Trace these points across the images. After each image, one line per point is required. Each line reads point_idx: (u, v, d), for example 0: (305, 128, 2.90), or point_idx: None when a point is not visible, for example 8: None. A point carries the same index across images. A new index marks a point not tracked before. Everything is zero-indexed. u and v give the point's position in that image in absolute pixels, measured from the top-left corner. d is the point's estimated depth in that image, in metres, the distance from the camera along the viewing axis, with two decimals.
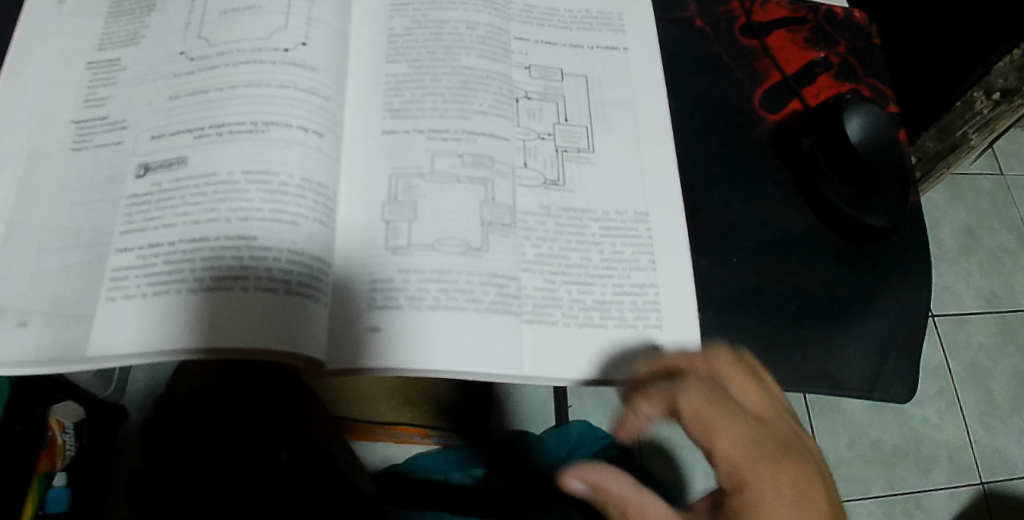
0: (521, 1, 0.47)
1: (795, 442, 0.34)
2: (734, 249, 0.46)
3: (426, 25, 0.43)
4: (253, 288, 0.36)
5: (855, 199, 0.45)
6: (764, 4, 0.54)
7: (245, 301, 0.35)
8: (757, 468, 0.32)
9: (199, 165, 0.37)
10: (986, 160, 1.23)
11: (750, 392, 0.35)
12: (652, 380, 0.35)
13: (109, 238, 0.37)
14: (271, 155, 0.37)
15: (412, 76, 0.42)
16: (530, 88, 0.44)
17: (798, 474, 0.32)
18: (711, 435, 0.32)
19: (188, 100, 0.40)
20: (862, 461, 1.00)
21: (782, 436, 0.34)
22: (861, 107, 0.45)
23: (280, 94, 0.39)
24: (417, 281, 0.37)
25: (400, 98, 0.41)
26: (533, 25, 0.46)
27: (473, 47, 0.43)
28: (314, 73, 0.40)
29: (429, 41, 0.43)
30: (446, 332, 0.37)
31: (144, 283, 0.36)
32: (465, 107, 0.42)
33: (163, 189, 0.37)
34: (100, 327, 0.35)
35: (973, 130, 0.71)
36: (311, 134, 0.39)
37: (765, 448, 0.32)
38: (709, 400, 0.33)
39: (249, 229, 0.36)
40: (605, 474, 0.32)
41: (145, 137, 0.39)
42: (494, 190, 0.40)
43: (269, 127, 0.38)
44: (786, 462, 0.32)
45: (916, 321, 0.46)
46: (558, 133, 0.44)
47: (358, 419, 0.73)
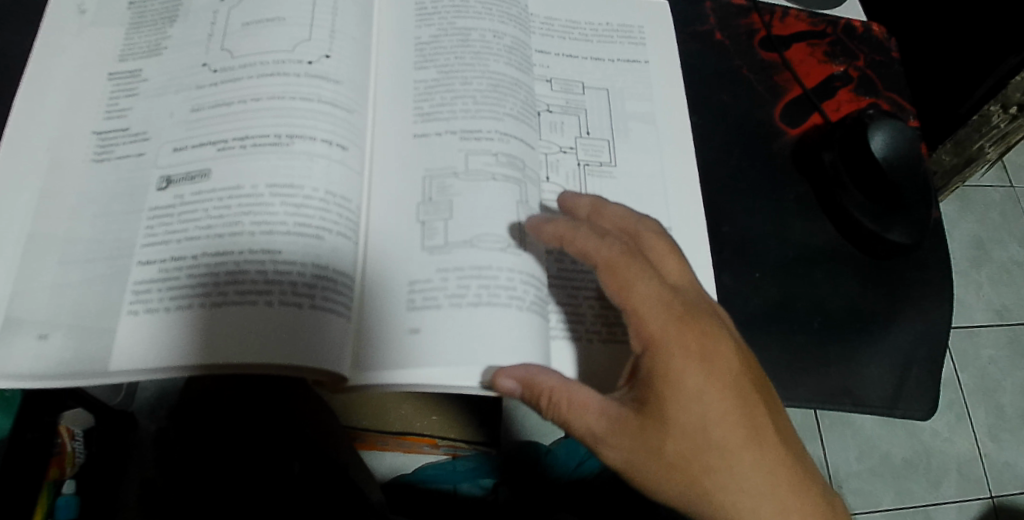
0: (542, 14, 0.47)
1: (703, 308, 0.36)
2: (755, 264, 0.45)
3: (452, 33, 0.43)
4: (276, 302, 0.35)
5: (878, 215, 0.44)
6: (783, 18, 0.54)
7: (269, 315, 0.35)
8: (665, 328, 0.34)
9: (222, 178, 0.37)
10: (996, 173, 1.22)
11: (667, 261, 0.37)
12: (577, 237, 0.37)
13: (131, 251, 0.37)
14: (295, 168, 0.37)
15: (441, 81, 0.42)
16: (552, 102, 0.45)
17: (705, 335, 0.35)
18: (628, 299, 0.35)
19: (210, 112, 0.39)
20: (872, 474, 1.00)
21: (686, 297, 0.36)
22: (885, 122, 0.44)
23: (304, 107, 0.39)
24: (456, 279, 0.37)
25: (430, 103, 0.41)
26: (555, 38, 0.47)
27: (501, 54, 0.43)
28: (337, 86, 0.40)
29: (457, 47, 0.43)
30: (471, 330, 0.36)
31: (166, 296, 0.36)
32: (497, 109, 0.41)
33: (186, 202, 0.37)
34: (122, 340, 0.35)
35: (990, 143, 0.71)
36: (335, 147, 0.38)
37: (673, 311, 0.35)
38: (614, 268, 0.35)
39: (273, 243, 0.36)
40: (533, 368, 0.35)
41: (167, 149, 0.39)
42: (528, 192, 0.40)
43: (293, 139, 0.38)
44: (692, 325, 0.34)
45: (938, 338, 0.45)
46: (579, 147, 0.44)
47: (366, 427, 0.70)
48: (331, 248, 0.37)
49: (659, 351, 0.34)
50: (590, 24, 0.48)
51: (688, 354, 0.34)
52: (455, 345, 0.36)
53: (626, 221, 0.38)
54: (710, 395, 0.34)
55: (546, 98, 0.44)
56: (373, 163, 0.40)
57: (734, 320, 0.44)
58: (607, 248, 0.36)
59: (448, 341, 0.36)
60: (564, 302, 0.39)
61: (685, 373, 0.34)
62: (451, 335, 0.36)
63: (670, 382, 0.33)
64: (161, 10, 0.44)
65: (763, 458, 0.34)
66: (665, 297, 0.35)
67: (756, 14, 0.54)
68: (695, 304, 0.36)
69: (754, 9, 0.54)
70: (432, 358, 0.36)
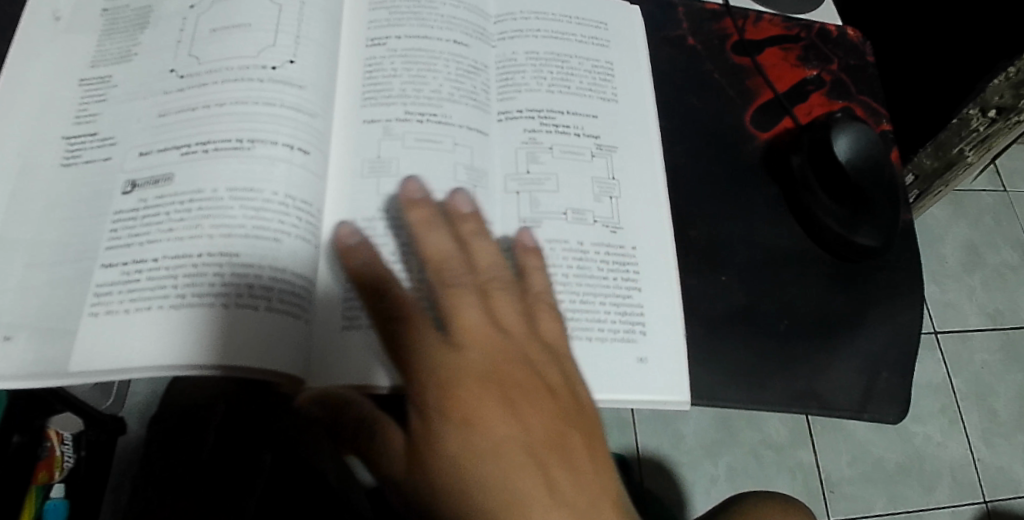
0: (510, 15, 0.47)
1: (496, 367, 0.34)
2: (722, 268, 0.45)
3: (435, 18, 0.45)
4: (234, 304, 0.36)
5: (843, 216, 0.44)
6: (756, 22, 0.55)
7: (227, 317, 0.35)
8: (440, 361, 0.34)
9: (186, 182, 0.38)
10: (989, 176, 1.23)
11: (477, 318, 0.36)
12: (436, 245, 0.38)
13: (95, 253, 0.37)
14: (256, 172, 0.38)
15: (418, 64, 0.43)
16: (566, 123, 0.44)
17: (509, 382, 0.34)
18: (422, 332, 0.35)
19: (176, 118, 0.40)
20: (864, 479, 0.99)
21: (469, 353, 0.34)
22: (849, 128, 0.45)
23: (266, 111, 0.39)
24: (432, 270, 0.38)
25: (400, 83, 0.43)
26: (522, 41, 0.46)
27: (472, 39, 0.45)
28: (301, 91, 0.41)
29: (437, 33, 0.44)
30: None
31: (127, 298, 0.36)
32: (475, 97, 0.44)
33: (149, 206, 0.38)
34: (82, 342, 0.35)
35: (970, 147, 0.72)
36: (296, 151, 0.39)
37: (476, 357, 0.34)
38: (415, 316, 0.36)
39: (231, 246, 0.36)
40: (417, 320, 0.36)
41: (133, 153, 0.39)
42: (490, 184, 0.42)
43: (255, 144, 0.38)
44: (470, 380, 0.33)
45: (908, 340, 0.45)
46: (558, 148, 0.44)
47: None
48: (289, 251, 0.37)
49: (439, 366, 0.34)
50: (577, 34, 0.48)
51: (477, 393, 0.33)
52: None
53: (492, 270, 0.38)
54: (492, 425, 0.32)
55: (561, 115, 0.45)
56: (338, 167, 0.40)
57: (700, 324, 0.44)
58: (451, 274, 0.37)
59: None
60: None
61: (457, 425, 0.32)
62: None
63: (449, 398, 0.33)
64: (133, 17, 0.44)
65: (514, 477, 0.31)
66: (437, 347, 0.35)
67: (729, 19, 0.54)
68: (493, 352, 0.35)
69: (727, 13, 0.54)
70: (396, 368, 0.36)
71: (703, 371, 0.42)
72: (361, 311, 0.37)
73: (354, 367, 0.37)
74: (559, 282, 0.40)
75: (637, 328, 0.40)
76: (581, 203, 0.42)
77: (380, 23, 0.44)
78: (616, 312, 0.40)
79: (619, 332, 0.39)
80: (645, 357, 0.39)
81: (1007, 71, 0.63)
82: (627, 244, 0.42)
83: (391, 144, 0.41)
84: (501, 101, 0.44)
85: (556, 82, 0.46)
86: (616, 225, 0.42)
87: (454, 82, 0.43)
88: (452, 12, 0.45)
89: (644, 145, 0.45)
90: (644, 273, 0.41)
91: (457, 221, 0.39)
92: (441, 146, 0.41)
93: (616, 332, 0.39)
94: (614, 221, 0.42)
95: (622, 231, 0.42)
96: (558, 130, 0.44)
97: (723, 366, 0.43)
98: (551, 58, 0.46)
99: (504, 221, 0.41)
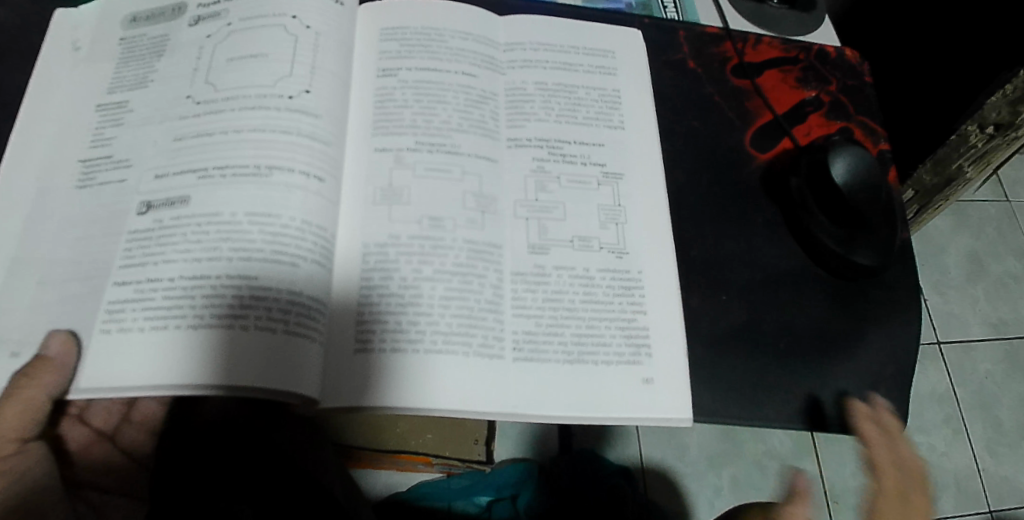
0: (518, 44, 0.49)
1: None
2: (722, 287, 0.47)
3: (444, 50, 0.46)
4: (252, 327, 0.37)
5: (842, 238, 0.46)
6: (756, 45, 0.56)
7: (245, 340, 0.37)
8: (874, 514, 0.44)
9: (202, 205, 0.39)
10: (991, 187, 1.25)
11: (891, 501, 0.45)
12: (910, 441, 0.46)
13: (108, 271, 0.39)
14: (273, 199, 0.39)
15: (428, 96, 0.45)
16: (573, 152, 0.46)
17: None
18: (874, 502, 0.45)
19: (192, 143, 0.41)
20: (866, 489, 1.03)
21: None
22: (846, 150, 0.47)
23: (283, 139, 0.41)
24: (441, 293, 0.40)
25: (411, 113, 0.44)
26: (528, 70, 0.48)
27: (479, 69, 0.47)
28: (316, 119, 0.42)
29: (445, 64, 0.46)
30: (453, 371, 0.39)
31: (142, 317, 0.37)
32: (483, 126, 0.45)
33: (164, 227, 0.39)
34: (94, 357, 0.37)
35: (969, 162, 0.72)
36: (311, 178, 0.41)
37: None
38: (882, 467, 0.45)
39: (249, 269, 0.38)
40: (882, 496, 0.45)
41: (149, 176, 0.41)
42: (496, 206, 0.43)
43: (272, 171, 0.40)
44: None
45: (906, 357, 0.46)
46: (563, 176, 0.45)
47: (362, 448, 0.81)
48: (305, 276, 0.39)
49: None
50: (584, 65, 0.49)
51: None
52: (437, 376, 0.38)
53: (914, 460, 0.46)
54: None
55: (568, 144, 0.46)
56: (351, 192, 0.42)
57: (701, 342, 0.45)
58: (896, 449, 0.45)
59: (432, 373, 0.38)
60: (528, 330, 0.40)
61: None
62: (433, 371, 0.38)
63: None
64: (149, 45, 0.46)
65: None
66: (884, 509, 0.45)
67: (729, 42, 0.55)
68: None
69: (728, 37, 0.56)
70: (412, 389, 0.38)
71: (705, 389, 0.44)
72: (373, 335, 0.39)
73: (367, 384, 0.38)
74: (566, 306, 0.41)
75: (644, 350, 0.41)
76: (586, 231, 0.44)
77: (392, 53, 0.46)
78: (622, 335, 0.41)
79: (626, 356, 0.41)
80: (650, 377, 0.41)
81: (1005, 88, 0.63)
82: (631, 268, 0.43)
83: (402, 173, 0.43)
84: (509, 127, 0.46)
85: (564, 112, 0.47)
86: (621, 251, 0.43)
87: (464, 114, 0.45)
88: (462, 45, 0.47)
89: (654, 175, 0.47)
90: (649, 295, 0.43)
91: (885, 415, 0.44)
92: (450, 175, 0.43)
93: (623, 354, 0.41)
94: (620, 245, 0.44)
95: (627, 256, 0.43)
96: (568, 158, 0.46)
97: (723, 383, 0.44)
98: (560, 88, 0.48)
99: (511, 244, 0.42)
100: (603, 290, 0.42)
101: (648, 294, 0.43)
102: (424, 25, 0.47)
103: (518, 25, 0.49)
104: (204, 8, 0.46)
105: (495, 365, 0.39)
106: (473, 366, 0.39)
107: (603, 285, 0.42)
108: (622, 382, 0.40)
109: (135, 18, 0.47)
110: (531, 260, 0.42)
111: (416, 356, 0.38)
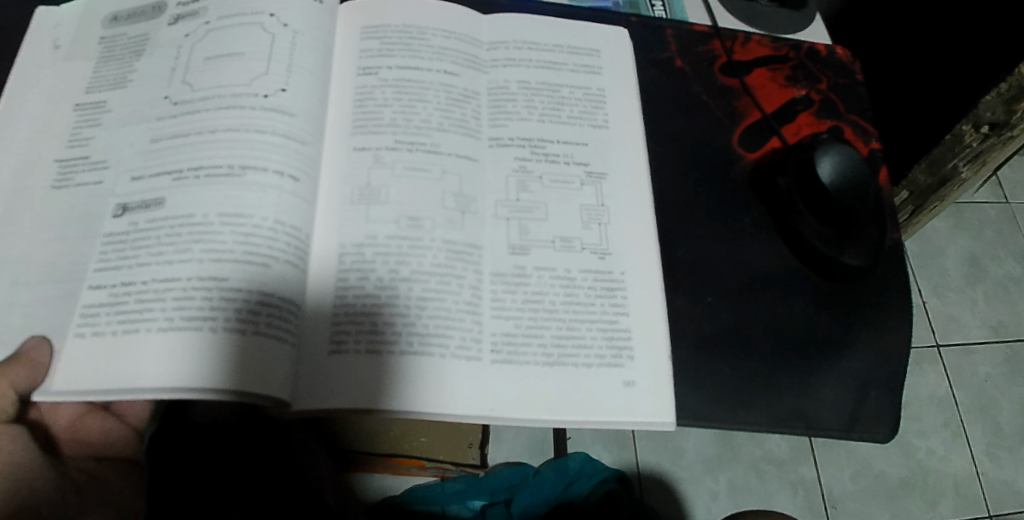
0: (501, 43, 0.48)
1: None
2: (709, 289, 0.46)
3: (426, 48, 0.46)
4: (222, 328, 0.36)
5: (830, 239, 0.45)
6: (745, 44, 0.55)
7: (214, 342, 0.36)
8: None
9: (176, 205, 0.39)
10: (990, 189, 1.26)
11: None
12: None
13: (82, 276, 0.38)
14: (246, 199, 0.39)
15: (408, 94, 0.44)
16: (556, 151, 0.45)
17: None
18: None
19: (168, 143, 0.41)
20: (866, 494, 1.02)
21: None
22: (830, 150, 0.46)
23: (258, 138, 0.40)
24: (419, 293, 0.39)
25: (391, 112, 0.44)
26: (511, 69, 0.47)
27: (461, 67, 0.46)
28: (292, 118, 0.41)
29: (427, 63, 0.45)
30: (431, 374, 0.38)
31: (115, 320, 0.37)
32: (464, 126, 0.44)
33: (139, 229, 0.38)
34: (65, 363, 0.36)
35: (964, 162, 0.72)
36: (286, 177, 0.40)
37: None
38: None
39: (221, 270, 0.37)
40: None
41: (125, 178, 0.40)
42: (477, 206, 0.43)
43: (246, 171, 0.39)
44: None
45: (896, 360, 0.45)
46: (546, 176, 0.44)
47: (356, 450, 0.82)
48: (280, 278, 0.38)
49: None
50: (569, 63, 0.48)
51: None
52: (415, 380, 0.38)
53: None
54: None
55: (552, 143, 0.45)
56: (329, 193, 0.41)
57: (687, 345, 0.44)
58: None
59: (409, 376, 0.38)
60: (507, 332, 0.40)
61: None
62: (413, 374, 0.38)
63: None
64: (128, 45, 0.45)
65: None
66: None
67: (718, 40, 0.55)
68: None
69: (717, 35, 0.55)
70: (388, 394, 0.37)
71: (690, 392, 0.43)
72: (348, 337, 0.38)
73: (342, 389, 0.37)
74: (546, 307, 0.41)
75: (626, 353, 0.40)
76: (569, 231, 0.43)
77: (372, 52, 0.45)
78: (603, 337, 0.40)
79: (608, 358, 0.40)
80: (631, 380, 0.40)
81: (999, 86, 0.63)
82: (614, 270, 0.42)
83: (381, 173, 0.42)
84: (492, 127, 0.45)
85: (548, 111, 0.46)
86: (604, 252, 0.43)
87: (445, 113, 0.44)
88: (443, 43, 0.46)
89: (639, 175, 0.46)
90: (632, 297, 0.42)
91: None
92: (429, 175, 0.42)
93: (604, 357, 0.40)
94: (602, 249, 0.43)
95: (610, 257, 0.43)
96: (552, 157, 0.45)
97: (709, 386, 0.43)
98: (544, 87, 0.47)
99: (492, 245, 0.42)
100: (584, 292, 0.41)
101: (630, 296, 0.42)
102: (406, 23, 0.47)
103: (502, 23, 0.49)
104: (184, 7, 0.46)
105: (473, 367, 0.39)
106: (451, 368, 0.38)
107: (586, 286, 0.42)
108: (603, 385, 0.39)
109: (115, 17, 0.46)
110: (512, 261, 0.41)
111: (394, 358, 0.38)
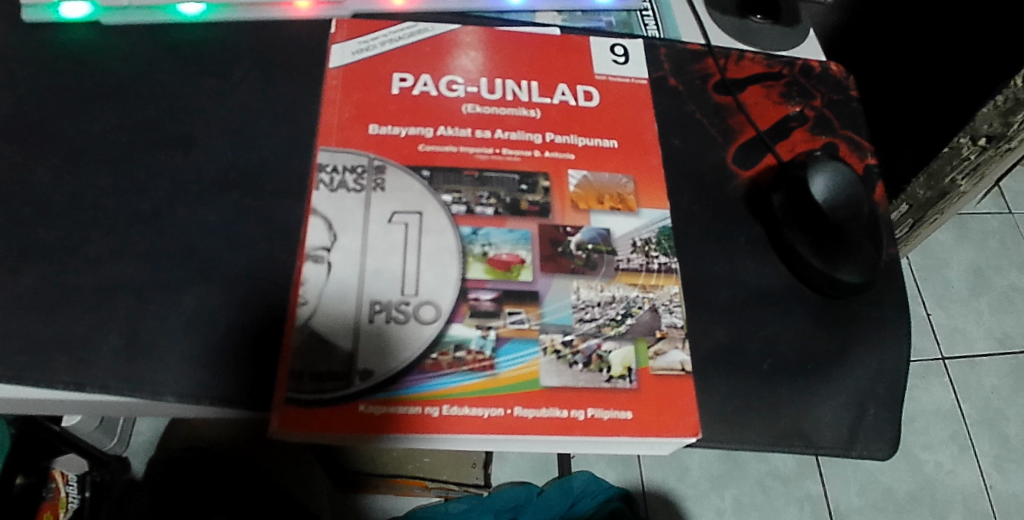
0: (501, 79, 0.50)
1: None
2: (704, 306, 0.45)
3: (435, 91, 0.48)
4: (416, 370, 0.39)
5: (826, 257, 0.45)
6: (738, 62, 0.55)
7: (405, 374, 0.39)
8: None
9: (415, 227, 0.43)
10: (993, 200, 1.33)
11: None
12: None
13: (413, 229, 0.43)
14: (427, 261, 0.42)
15: (417, 131, 0.46)
16: (561, 177, 0.46)
17: None
18: None
19: (402, 147, 0.45)
20: (874, 509, 1.05)
21: None
22: (824, 166, 0.47)
23: (423, 202, 0.44)
24: (435, 324, 0.41)
25: (397, 151, 0.45)
26: (512, 103, 0.49)
27: None
28: (411, 188, 0.44)
29: (440, 104, 0.48)
30: (457, 423, 0.39)
31: (384, 292, 0.41)
32: (470, 162, 0.45)
33: (413, 237, 0.43)
34: (372, 267, 0.41)
35: (960, 176, 0.76)
36: (410, 240, 0.43)
37: None
38: None
39: (417, 317, 0.41)
40: None
41: (369, 146, 0.45)
42: (473, 232, 0.43)
43: (422, 235, 0.43)
44: None
45: (894, 376, 0.45)
46: (548, 199, 0.45)
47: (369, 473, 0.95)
48: (317, 298, 0.40)
49: None
50: (565, 94, 0.50)
51: None
52: (455, 440, 0.39)
53: None
54: None
55: (553, 171, 0.46)
56: (357, 220, 0.43)
57: None
58: None
59: (450, 437, 0.39)
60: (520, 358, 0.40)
61: None
62: (447, 424, 0.39)
63: None
64: None
65: None
66: None
67: (711, 59, 0.55)
68: None
69: (709, 54, 0.55)
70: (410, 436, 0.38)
71: None
72: (406, 400, 0.39)
73: (435, 440, 0.39)
74: (557, 332, 0.41)
75: (626, 378, 0.41)
76: (580, 252, 0.44)
77: (409, 78, 0.48)
78: (614, 360, 0.41)
79: (613, 382, 0.40)
80: (632, 409, 0.40)
81: (994, 99, 0.67)
82: (648, 292, 0.44)
83: (398, 216, 0.43)
84: (490, 157, 0.46)
85: (545, 140, 0.47)
86: (615, 271, 0.44)
87: (468, 152, 0.46)
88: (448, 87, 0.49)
89: (660, 201, 0.47)
90: (641, 318, 0.43)
91: None
92: (433, 213, 0.43)
93: (605, 380, 0.40)
94: (645, 267, 0.44)
95: (624, 277, 0.44)
96: (560, 186, 0.46)
97: (707, 404, 0.42)
98: (544, 118, 0.48)
99: (499, 264, 0.42)
100: (598, 313, 0.42)
101: (639, 320, 0.42)
102: (411, 69, 0.49)
103: (507, 61, 0.51)
104: None
105: (494, 416, 0.39)
106: (476, 418, 0.39)
107: (608, 313, 0.42)
108: (607, 413, 0.40)
109: None
110: (524, 282, 0.42)
111: (423, 413, 0.39)
